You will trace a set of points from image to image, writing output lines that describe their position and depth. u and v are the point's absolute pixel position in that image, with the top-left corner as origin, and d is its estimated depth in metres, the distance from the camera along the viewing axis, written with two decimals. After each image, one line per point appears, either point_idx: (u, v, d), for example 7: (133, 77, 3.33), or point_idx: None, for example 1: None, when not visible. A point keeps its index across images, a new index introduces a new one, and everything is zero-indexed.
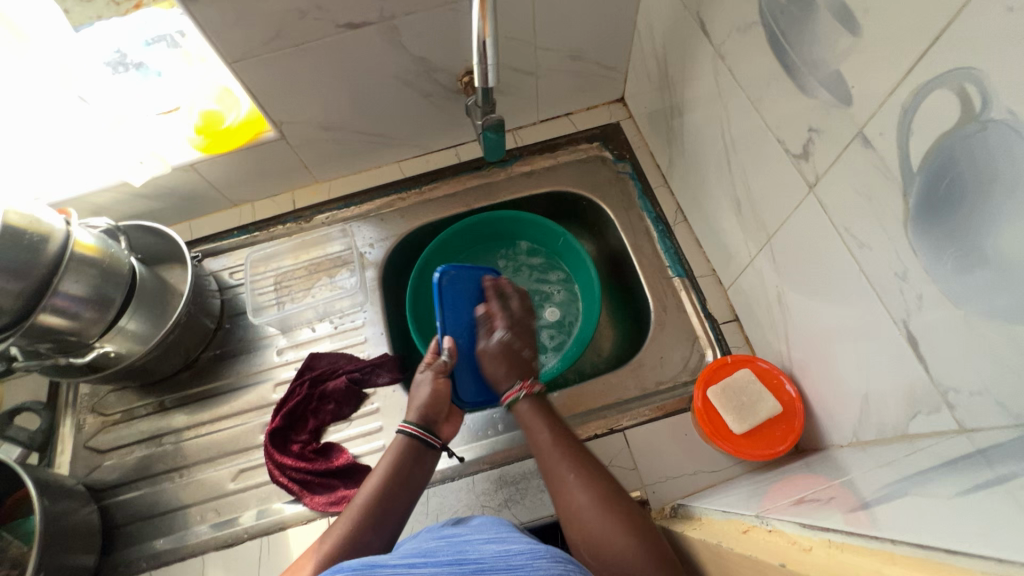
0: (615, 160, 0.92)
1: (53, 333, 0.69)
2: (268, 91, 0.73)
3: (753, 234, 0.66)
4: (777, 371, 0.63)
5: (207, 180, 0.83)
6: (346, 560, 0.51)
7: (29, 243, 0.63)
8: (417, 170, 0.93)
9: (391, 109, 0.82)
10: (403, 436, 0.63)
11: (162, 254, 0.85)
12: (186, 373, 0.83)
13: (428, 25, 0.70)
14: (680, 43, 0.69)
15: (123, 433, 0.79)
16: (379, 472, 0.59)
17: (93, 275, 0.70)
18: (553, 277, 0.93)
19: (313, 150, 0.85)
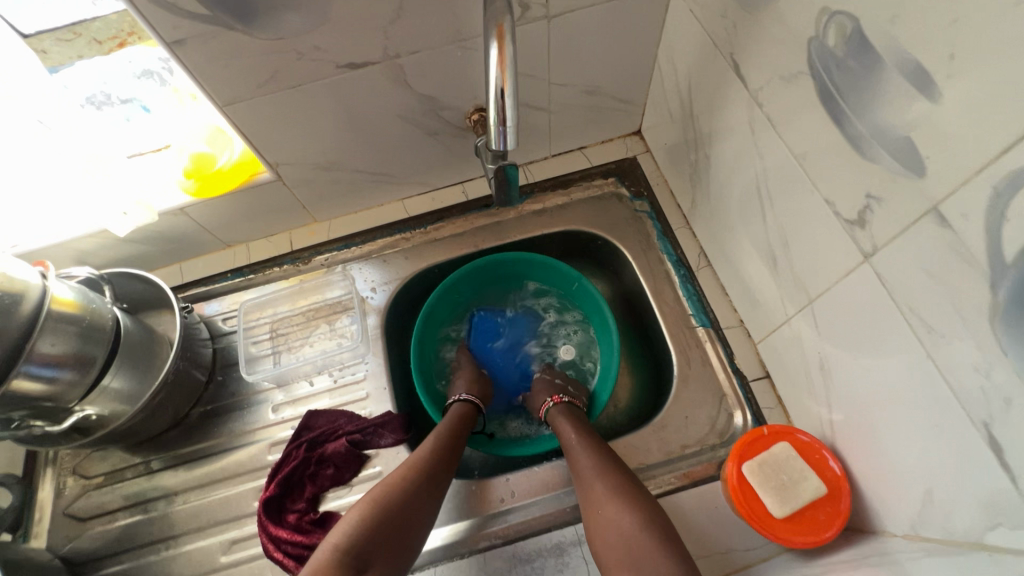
0: (632, 198, 0.87)
1: (27, 399, 0.63)
2: (262, 134, 0.67)
3: (789, 292, 0.61)
4: (819, 445, 0.57)
5: (198, 222, 0.78)
6: (399, 505, 0.59)
7: (1, 304, 0.57)
8: (422, 208, 0.88)
9: (395, 148, 0.77)
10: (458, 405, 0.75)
11: (149, 301, 0.79)
12: (175, 431, 0.78)
13: (436, 63, 0.65)
14: (708, 83, 0.64)
15: (107, 499, 0.73)
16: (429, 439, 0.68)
17: (74, 335, 0.65)
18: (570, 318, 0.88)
19: (312, 190, 0.80)
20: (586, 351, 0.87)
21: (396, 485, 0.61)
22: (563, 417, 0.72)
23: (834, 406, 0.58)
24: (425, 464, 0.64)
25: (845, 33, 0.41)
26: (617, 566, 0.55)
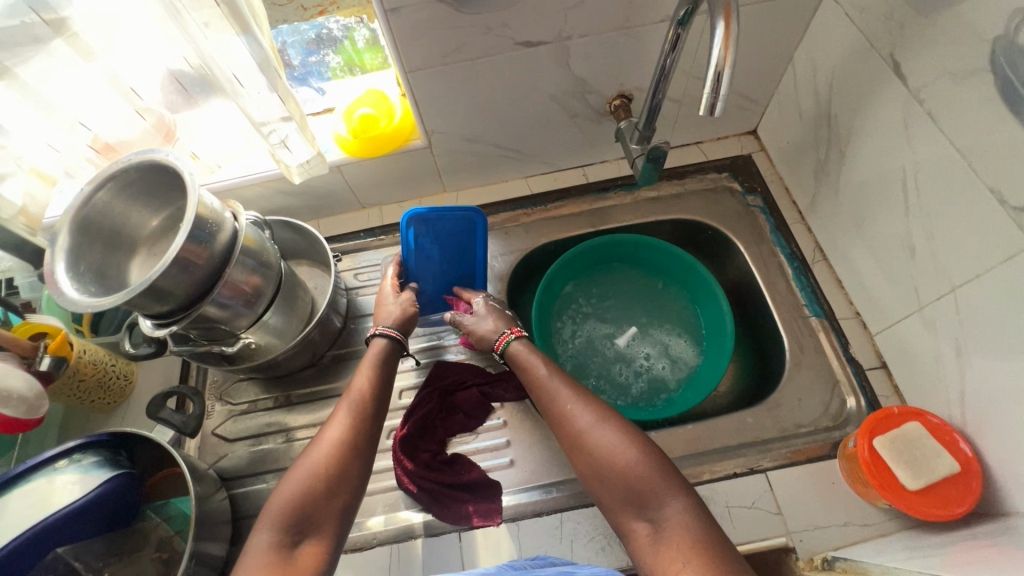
0: (745, 193, 0.91)
1: (208, 322, 0.70)
2: (430, 102, 0.74)
3: (926, 282, 0.64)
4: (950, 428, 0.60)
5: (348, 181, 0.85)
6: (337, 461, 0.56)
7: (208, 232, 0.64)
8: (544, 187, 0.94)
9: (536, 127, 0.83)
10: (381, 339, 0.69)
11: (296, 250, 0.87)
12: (310, 370, 0.84)
13: (599, 47, 0.70)
14: (855, 81, 0.68)
15: (249, 424, 0.80)
16: (357, 388, 0.63)
17: (251, 268, 0.72)
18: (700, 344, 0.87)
19: (452, 160, 0.86)
20: (682, 345, 0.88)
21: (325, 454, 0.56)
22: (523, 352, 0.67)
23: (968, 392, 0.61)
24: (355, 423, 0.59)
25: None
26: (616, 498, 0.54)
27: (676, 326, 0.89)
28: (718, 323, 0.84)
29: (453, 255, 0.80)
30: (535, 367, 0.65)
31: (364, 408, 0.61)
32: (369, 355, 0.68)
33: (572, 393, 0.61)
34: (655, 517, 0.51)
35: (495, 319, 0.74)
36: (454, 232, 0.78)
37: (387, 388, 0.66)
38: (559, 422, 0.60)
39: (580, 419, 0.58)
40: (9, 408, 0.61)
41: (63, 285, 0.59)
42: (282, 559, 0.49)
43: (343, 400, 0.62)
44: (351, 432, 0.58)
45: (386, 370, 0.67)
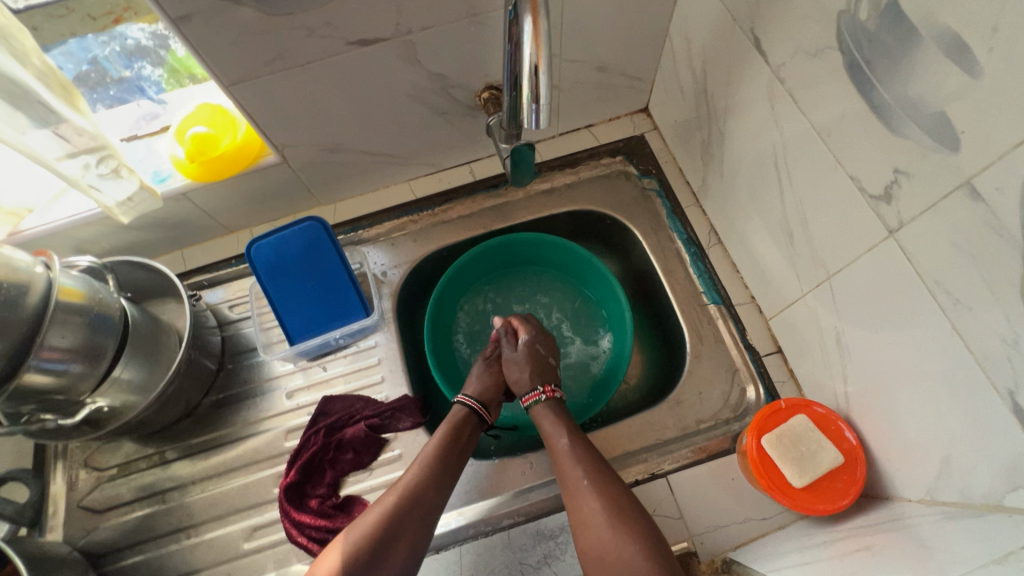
0: (640, 176, 0.87)
1: (37, 393, 0.62)
2: (270, 115, 0.65)
3: (807, 269, 0.61)
4: (835, 417, 0.59)
5: (201, 208, 0.76)
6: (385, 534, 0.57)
7: (8, 296, 0.55)
8: (430, 189, 0.87)
9: (405, 128, 0.75)
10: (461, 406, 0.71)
11: (154, 289, 0.78)
12: (187, 421, 0.77)
13: (447, 39, 0.63)
14: (724, 57, 0.63)
15: (121, 490, 0.73)
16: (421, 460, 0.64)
17: (82, 325, 0.63)
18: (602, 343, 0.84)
19: (318, 172, 0.78)
20: (585, 356, 0.84)
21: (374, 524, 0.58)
22: (545, 417, 0.70)
23: (849, 379, 0.59)
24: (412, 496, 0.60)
25: (879, 7, 0.41)
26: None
27: (581, 337, 0.85)
28: (620, 319, 0.81)
29: (303, 271, 0.74)
30: (555, 440, 0.66)
31: (404, 514, 0.59)
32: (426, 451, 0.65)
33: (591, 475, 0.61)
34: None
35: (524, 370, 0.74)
36: (300, 244, 0.75)
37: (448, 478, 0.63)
38: (571, 500, 0.61)
39: (594, 509, 0.58)
40: None
41: None
42: None
43: (372, 513, 0.59)
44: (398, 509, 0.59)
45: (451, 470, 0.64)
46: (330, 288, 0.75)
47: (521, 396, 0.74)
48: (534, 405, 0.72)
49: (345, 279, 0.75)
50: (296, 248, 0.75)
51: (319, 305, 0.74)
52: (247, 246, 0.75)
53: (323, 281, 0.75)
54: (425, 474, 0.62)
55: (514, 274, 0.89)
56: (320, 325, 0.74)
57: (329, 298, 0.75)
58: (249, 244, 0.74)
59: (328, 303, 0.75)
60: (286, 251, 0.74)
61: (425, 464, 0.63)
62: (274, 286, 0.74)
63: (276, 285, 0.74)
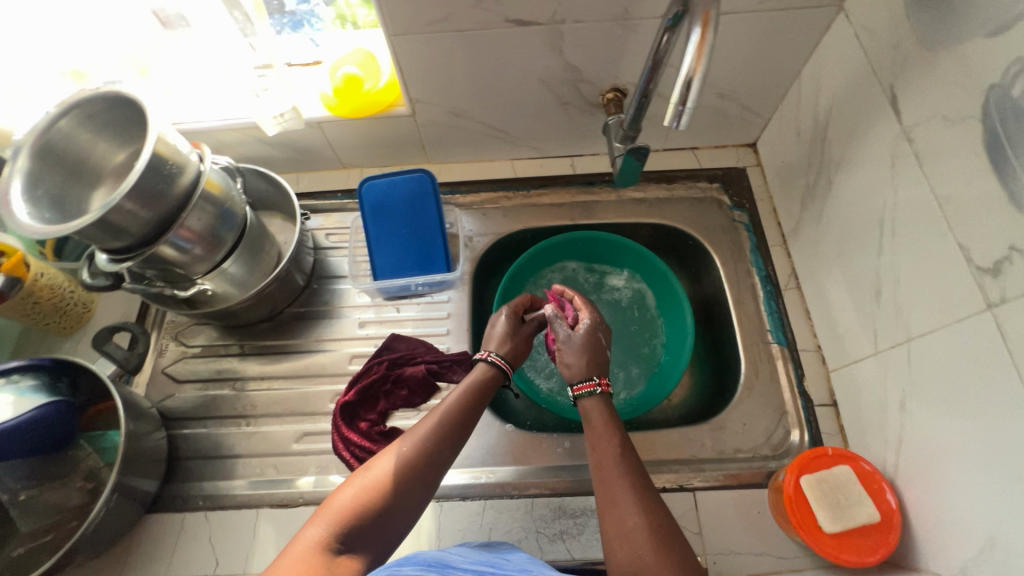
0: (732, 207, 0.88)
1: (163, 264, 0.70)
2: (416, 69, 0.72)
3: (886, 327, 0.62)
4: (880, 477, 0.60)
5: (328, 139, 0.83)
6: (395, 485, 0.55)
7: (167, 174, 0.63)
8: (530, 172, 0.91)
9: (526, 110, 0.80)
10: (483, 364, 0.68)
11: (269, 202, 0.86)
12: (267, 324, 0.85)
13: (593, 35, 0.68)
14: (852, 108, 0.65)
15: (200, 368, 0.81)
16: (443, 411, 0.62)
17: (212, 215, 0.70)
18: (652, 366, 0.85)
19: (437, 132, 0.84)
20: (628, 367, 0.85)
21: (393, 468, 0.56)
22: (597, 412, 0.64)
23: (903, 444, 0.60)
24: (428, 451, 0.58)
25: None
26: None
27: (627, 350, 0.86)
28: (679, 345, 0.83)
29: (403, 221, 0.81)
30: (604, 441, 0.60)
31: (418, 475, 0.56)
32: (420, 433, 0.60)
33: (639, 493, 0.55)
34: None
35: (586, 356, 0.68)
36: (406, 193, 0.81)
37: (445, 459, 0.59)
38: (611, 511, 0.55)
39: (634, 520, 0.53)
40: None
41: (15, 207, 0.59)
42: (321, 556, 0.48)
43: (388, 459, 0.57)
44: (420, 457, 0.57)
45: (448, 457, 0.60)
46: (422, 238, 0.81)
47: (572, 385, 0.67)
48: (586, 396, 0.65)
49: (438, 234, 0.81)
50: (403, 196, 0.81)
51: (409, 251, 0.81)
52: (360, 182, 0.82)
53: (418, 231, 0.81)
54: (444, 432, 0.60)
55: (577, 274, 0.92)
56: (405, 269, 0.80)
57: (418, 246, 0.81)
58: (362, 180, 0.80)
59: (419, 251, 0.81)
60: (392, 197, 0.81)
61: (425, 438, 0.59)
62: (375, 229, 0.80)
63: (377, 228, 0.80)
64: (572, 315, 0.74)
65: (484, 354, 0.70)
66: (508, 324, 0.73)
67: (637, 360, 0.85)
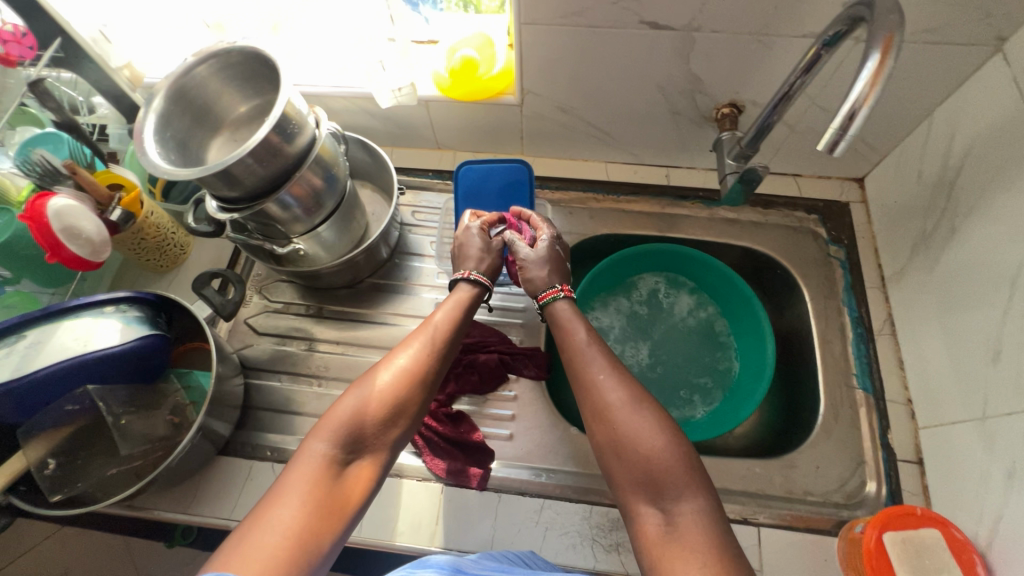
0: (828, 241, 0.85)
1: (266, 221, 0.72)
2: (536, 60, 0.71)
3: (1000, 392, 0.58)
4: (971, 547, 0.57)
5: (432, 119, 0.84)
6: (394, 391, 0.55)
7: (286, 138, 0.64)
8: (622, 177, 0.90)
9: (634, 114, 0.79)
10: (465, 284, 0.67)
11: (365, 172, 0.88)
12: (347, 290, 0.87)
13: (726, 47, 0.66)
14: (995, 157, 0.61)
15: (279, 323, 0.84)
16: (433, 322, 0.61)
17: (319, 182, 0.71)
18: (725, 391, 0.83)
19: (539, 125, 0.84)
20: (700, 392, 0.84)
21: (394, 380, 0.55)
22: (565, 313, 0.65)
23: (1003, 518, 0.56)
24: (421, 360, 0.58)
25: None
26: (635, 484, 0.51)
27: (700, 374, 0.85)
28: (754, 375, 0.80)
29: (496, 210, 0.81)
30: (572, 332, 0.62)
31: (414, 382, 0.56)
32: (412, 343, 0.59)
33: (616, 378, 0.56)
34: (668, 508, 0.49)
35: (550, 267, 0.69)
36: (502, 182, 0.81)
37: (436, 362, 0.59)
38: (587, 395, 0.56)
39: (614, 396, 0.55)
40: (76, 246, 0.64)
41: (146, 146, 0.62)
42: (331, 472, 0.49)
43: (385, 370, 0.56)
44: (416, 366, 0.57)
45: (436, 361, 0.59)
46: None
47: (538, 294, 0.67)
48: (553, 301, 0.66)
49: None
50: (498, 184, 0.81)
51: None
52: (459, 165, 0.82)
53: None
54: (436, 339, 0.60)
55: (657, 291, 0.90)
56: None
57: None
58: (460, 163, 0.81)
59: None
60: (488, 185, 0.81)
61: (421, 349, 0.59)
62: (466, 214, 0.81)
63: (469, 213, 0.81)
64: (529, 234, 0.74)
65: (466, 273, 0.68)
66: (481, 240, 0.72)
67: (710, 385, 0.84)
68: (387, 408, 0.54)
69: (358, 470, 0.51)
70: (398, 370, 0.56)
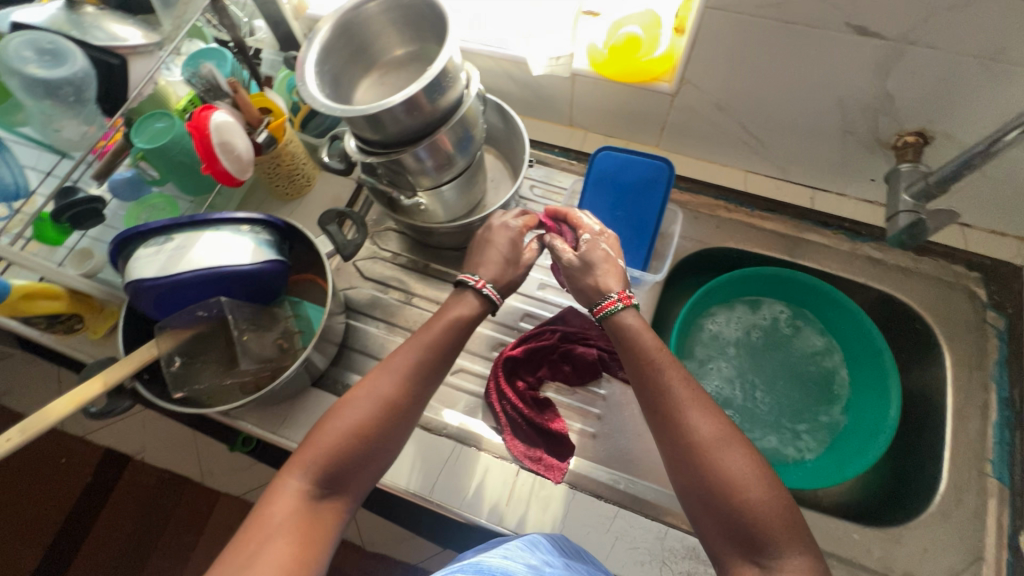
0: (987, 305, 0.75)
1: (398, 171, 0.71)
2: (708, 51, 0.66)
3: None
4: None
5: (575, 95, 0.81)
6: (370, 426, 0.53)
7: (439, 92, 0.63)
8: (761, 191, 0.83)
9: (797, 125, 0.72)
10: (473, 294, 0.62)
11: (496, 138, 0.86)
12: (454, 254, 0.86)
13: (937, 68, 0.57)
14: None
15: (385, 272, 0.85)
16: (415, 345, 0.58)
17: (457, 142, 0.70)
18: (826, 441, 0.75)
19: (687, 120, 0.78)
20: (796, 433, 0.76)
21: (371, 412, 0.53)
22: (630, 329, 0.57)
23: None
24: (399, 390, 0.55)
25: None
26: (725, 535, 0.47)
27: (800, 416, 0.77)
28: (870, 433, 0.72)
29: (624, 202, 0.77)
30: (646, 351, 0.55)
31: (391, 413, 0.54)
32: (396, 368, 0.56)
33: (705, 414, 0.51)
34: (766, 565, 0.45)
35: (604, 271, 0.62)
36: (637, 174, 0.77)
37: (415, 384, 0.56)
38: (670, 430, 0.51)
39: (703, 432, 0.49)
40: (227, 161, 0.66)
41: (308, 75, 0.62)
42: (308, 509, 0.49)
43: (359, 398, 0.54)
44: (393, 397, 0.55)
45: (415, 384, 0.56)
46: (633, 226, 0.76)
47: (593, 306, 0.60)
48: (608, 313, 0.58)
49: (651, 227, 0.75)
50: (633, 176, 0.77)
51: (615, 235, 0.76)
52: (597, 150, 0.79)
53: (633, 217, 0.76)
54: (417, 365, 0.57)
55: (780, 319, 0.83)
56: None
57: (627, 232, 0.76)
58: (598, 148, 0.78)
59: (625, 237, 0.76)
60: (621, 175, 0.77)
61: (399, 375, 0.56)
62: (592, 200, 0.77)
63: (595, 200, 0.77)
64: (568, 231, 0.68)
65: (479, 283, 0.62)
66: (508, 243, 0.65)
67: (809, 429, 0.76)
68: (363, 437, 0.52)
69: (338, 498, 0.51)
70: (379, 399, 0.54)
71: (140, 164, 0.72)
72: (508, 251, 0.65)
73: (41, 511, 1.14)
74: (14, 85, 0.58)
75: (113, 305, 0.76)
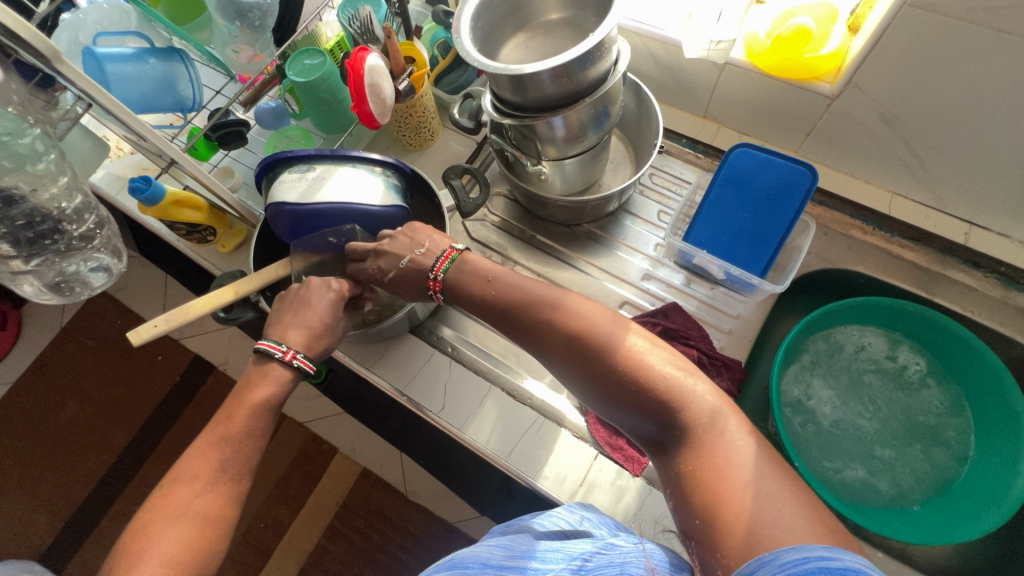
0: None
1: (529, 136, 0.71)
2: (889, 53, 0.60)
3: None
4: None
5: (720, 85, 0.77)
6: (195, 545, 0.44)
7: (591, 63, 0.61)
8: (906, 216, 0.76)
9: (970, 150, 0.65)
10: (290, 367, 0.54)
11: (625, 121, 0.85)
12: (563, 230, 0.86)
13: None
14: None
15: (492, 236, 0.85)
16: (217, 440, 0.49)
17: (593, 117, 0.68)
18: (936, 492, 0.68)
19: (839, 127, 0.72)
20: (895, 481, 0.69)
21: (190, 529, 0.44)
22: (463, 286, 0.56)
23: None
24: (213, 494, 0.46)
25: None
26: (634, 415, 0.44)
27: (906, 458, 0.70)
28: (992, 494, 0.65)
29: (754, 205, 0.72)
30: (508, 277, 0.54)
31: (217, 524, 0.45)
32: (202, 470, 0.47)
33: (583, 303, 0.50)
34: (674, 434, 0.42)
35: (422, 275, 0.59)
36: (774, 177, 0.72)
37: (228, 484, 0.47)
38: (558, 335, 0.49)
39: (587, 317, 0.48)
40: (373, 104, 0.68)
41: (462, 27, 0.62)
42: None
43: (168, 519, 0.44)
44: (206, 509, 0.45)
45: (236, 483, 0.48)
46: (761, 230, 0.72)
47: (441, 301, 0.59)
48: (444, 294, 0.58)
49: (779, 234, 0.71)
50: (770, 178, 0.72)
51: (739, 236, 0.73)
52: (733, 146, 0.75)
53: (762, 221, 0.72)
54: (233, 458, 0.48)
55: (904, 359, 0.75)
56: (722, 248, 0.73)
57: (752, 236, 0.72)
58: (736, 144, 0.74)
59: (749, 241, 0.72)
60: (755, 175, 0.73)
61: (212, 477, 0.47)
62: (719, 196, 0.74)
63: (723, 196, 0.74)
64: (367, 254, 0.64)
65: (286, 354, 0.53)
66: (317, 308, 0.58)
67: (917, 476, 0.69)
68: (184, 557, 0.43)
69: None
70: (194, 512, 0.45)
71: (286, 95, 0.76)
72: (327, 310, 0.58)
73: (135, 401, 1.26)
74: (212, 0, 0.62)
75: (242, 223, 0.82)
